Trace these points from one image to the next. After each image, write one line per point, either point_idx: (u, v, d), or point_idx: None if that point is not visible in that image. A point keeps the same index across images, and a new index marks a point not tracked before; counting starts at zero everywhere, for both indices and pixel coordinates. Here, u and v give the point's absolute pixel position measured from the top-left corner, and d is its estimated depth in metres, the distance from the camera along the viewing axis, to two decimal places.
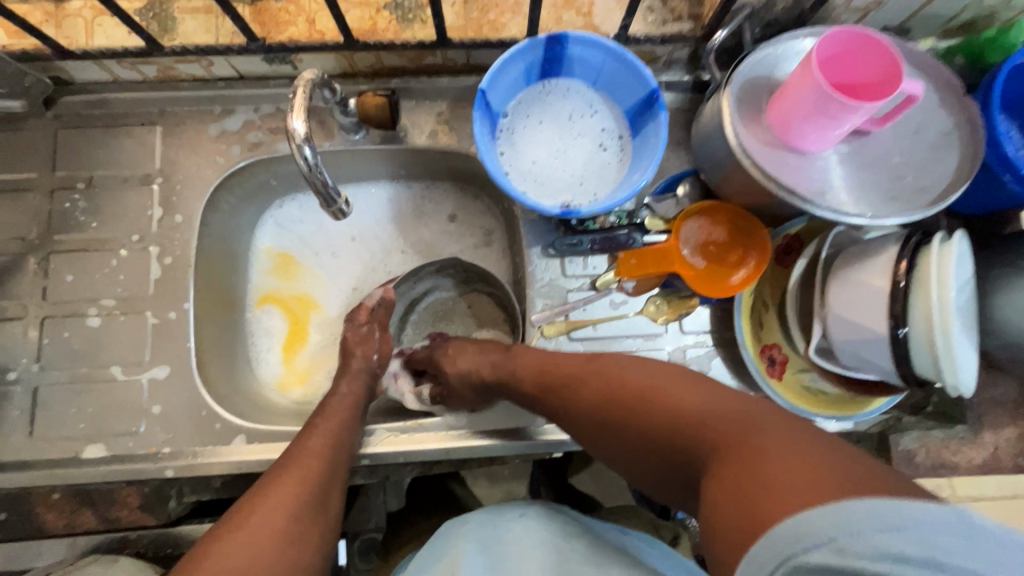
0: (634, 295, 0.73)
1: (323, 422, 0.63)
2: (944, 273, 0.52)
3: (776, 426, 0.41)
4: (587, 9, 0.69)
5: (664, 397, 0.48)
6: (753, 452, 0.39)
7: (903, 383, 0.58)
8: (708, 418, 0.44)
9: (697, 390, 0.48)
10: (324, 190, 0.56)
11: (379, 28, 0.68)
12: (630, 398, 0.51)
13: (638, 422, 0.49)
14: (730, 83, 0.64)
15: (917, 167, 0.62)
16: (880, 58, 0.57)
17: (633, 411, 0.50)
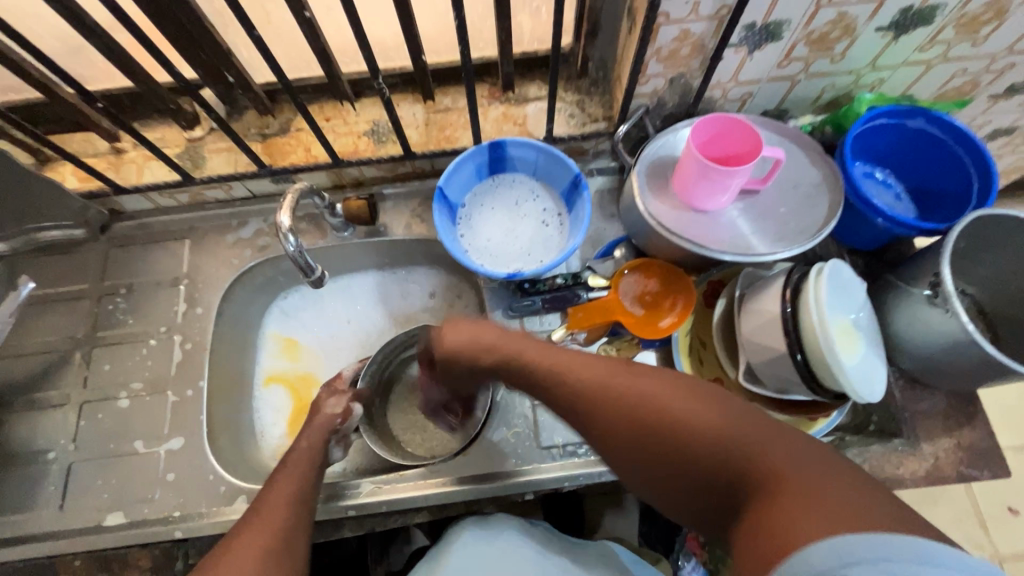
0: (587, 344, 0.83)
1: (292, 464, 0.71)
2: (816, 311, 0.63)
3: (825, 469, 0.42)
4: (521, 120, 0.88)
5: (694, 420, 0.48)
6: (793, 497, 0.41)
7: (817, 394, 0.66)
8: (736, 442, 0.46)
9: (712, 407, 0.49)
10: (304, 265, 0.71)
11: (359, 149, 0.87)
12: (636, 409, 0.51)
13: (673, 447, 0.48)
14: (637, 163, 0.80)
15: (798, 214, 0.75)
16: (748, 134, 0.72)
17: (659, 433, 0.49)
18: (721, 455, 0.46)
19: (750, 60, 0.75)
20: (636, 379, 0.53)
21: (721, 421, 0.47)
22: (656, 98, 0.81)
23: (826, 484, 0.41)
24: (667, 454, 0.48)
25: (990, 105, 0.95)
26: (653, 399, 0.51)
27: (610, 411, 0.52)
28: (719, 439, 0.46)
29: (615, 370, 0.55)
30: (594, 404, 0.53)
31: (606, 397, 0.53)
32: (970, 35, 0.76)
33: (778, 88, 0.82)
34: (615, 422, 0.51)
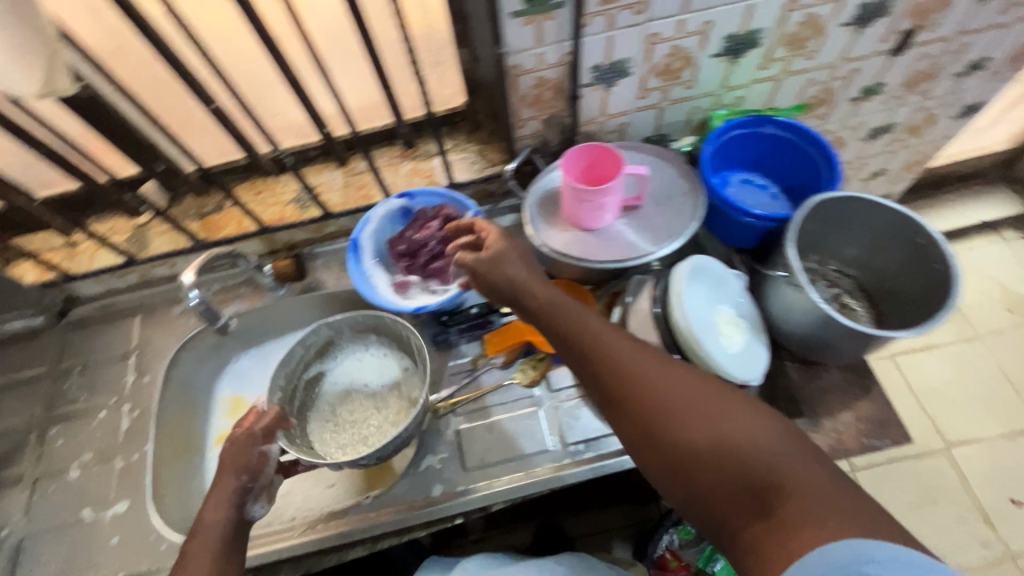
0: (505, 366, 0.88)
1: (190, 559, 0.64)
2: (678, 305, 0.70)
3: (829, 483, 0.50)
4: (429, 173, 0.98)
5: (733, 424, 0.53)
6: (801, 512, 0.48)
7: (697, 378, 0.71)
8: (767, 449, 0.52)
9: (750, 418, 0.54)
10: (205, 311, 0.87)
11: (286, 215, 0.97)
12: (678, 407, 0.55)
13: (705, 443, 0.53)
14: (528, 196, 0.88)
15: (671, 220, 0.83)
16: (611, 159, 0.82)
17: (697, 426, 0.54)
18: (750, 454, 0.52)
19: (610, 95, 0.86)
20: (683, 372, 0.58)
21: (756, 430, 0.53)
22: (539, 138, 0.91)
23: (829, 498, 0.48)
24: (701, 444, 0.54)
25: (856, 107, 1.04)
26: (694, 390, 0.56)
27: (651, 395, 0.57)
28: (742, 434, 0.53)
29: (663, 359, 0.59)
30: (634, 389, 0.58)
31: (649, 378, 0.58)
32: (800, 50, 0.86)
33: (648, 117, 0.92)
34: (654, 401, 0.56)
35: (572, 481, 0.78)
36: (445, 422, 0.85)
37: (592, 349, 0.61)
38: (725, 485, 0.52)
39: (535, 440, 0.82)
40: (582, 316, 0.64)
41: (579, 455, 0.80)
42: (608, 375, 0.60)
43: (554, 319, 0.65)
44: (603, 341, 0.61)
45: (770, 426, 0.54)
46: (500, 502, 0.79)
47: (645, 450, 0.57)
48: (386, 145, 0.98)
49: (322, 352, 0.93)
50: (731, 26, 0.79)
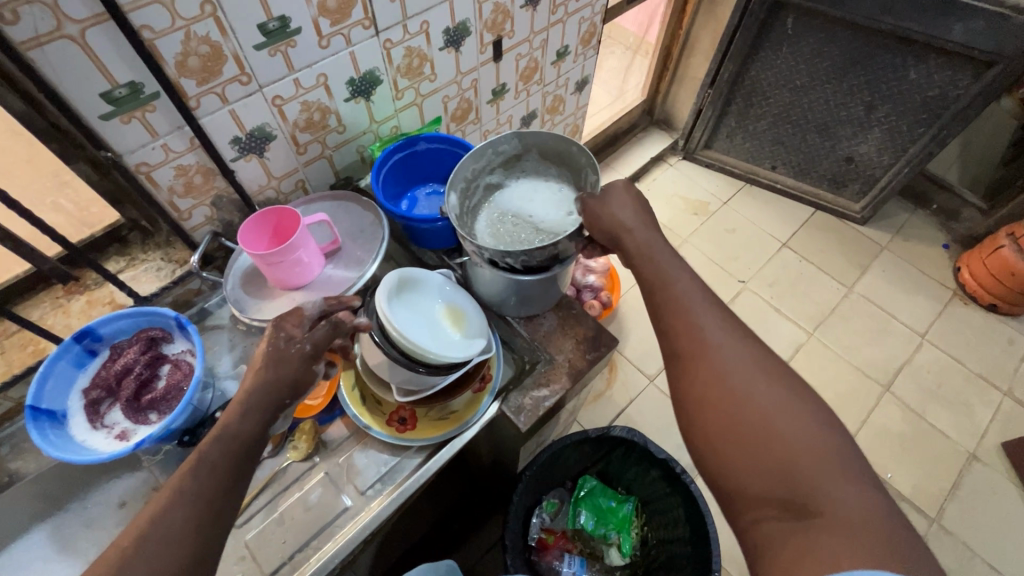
0: (274, 452, 0.83)
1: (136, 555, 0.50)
2: (392, 326, 0.75)
3: (860, 495, 0.53)
4: (109, 297, 0.88)
5: (777, 427, 0.57)
6: (821, 528, 0.51)
7: (426, 374, 0.78)
8: (804, 456, 0.55)
9: (802, 421, 0.57)
10: None
11: None
12: (726, 399, 0.60)
13: (746, 433, 0.58)
14: (226, 276, 0.89)
15: (369, 248, 0.90)
16: (288, 218, 0.85)
17: (735, 415, 0.59)
18: (784, 456, 0.55)
19: (267, 161, 0.89)
20: (753, 365, 0.62)
21: (799, 433, 0.56)
22: (218, 221, 0.90)
23: (853, 514, 0.52)
24: (741, 435, 0.58)
25: (497, 107, 1.27)
26: (754, 391, 0.60)
27: (719, 407, 0.60)
28: (795, 441, 0.56)
29: (743, 361, 0.62)
30: (710, 397, 0.61)
31: (729, 383, 0.61)
32: (420, 76, 1.01)
33: (319, 168, 0.98)
34: (717, 414, 0.60)
35: (377, 522, 0.77)
36: (230, 541, 0.77)
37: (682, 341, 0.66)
38: (760, 485, 0.56)
39: (329, 506, 0.80)
40: (674, 282, 0.70)
41: (378, 493, 0.81)
42: (688, 384, 0.64)
43: (660, 299, 0.70)
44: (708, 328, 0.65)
45: (819, 435, 0.56)
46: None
47: (706, 457, 0.62)
48: (43, 289, 0.86)
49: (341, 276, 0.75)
50: (346, 74, 0.88)
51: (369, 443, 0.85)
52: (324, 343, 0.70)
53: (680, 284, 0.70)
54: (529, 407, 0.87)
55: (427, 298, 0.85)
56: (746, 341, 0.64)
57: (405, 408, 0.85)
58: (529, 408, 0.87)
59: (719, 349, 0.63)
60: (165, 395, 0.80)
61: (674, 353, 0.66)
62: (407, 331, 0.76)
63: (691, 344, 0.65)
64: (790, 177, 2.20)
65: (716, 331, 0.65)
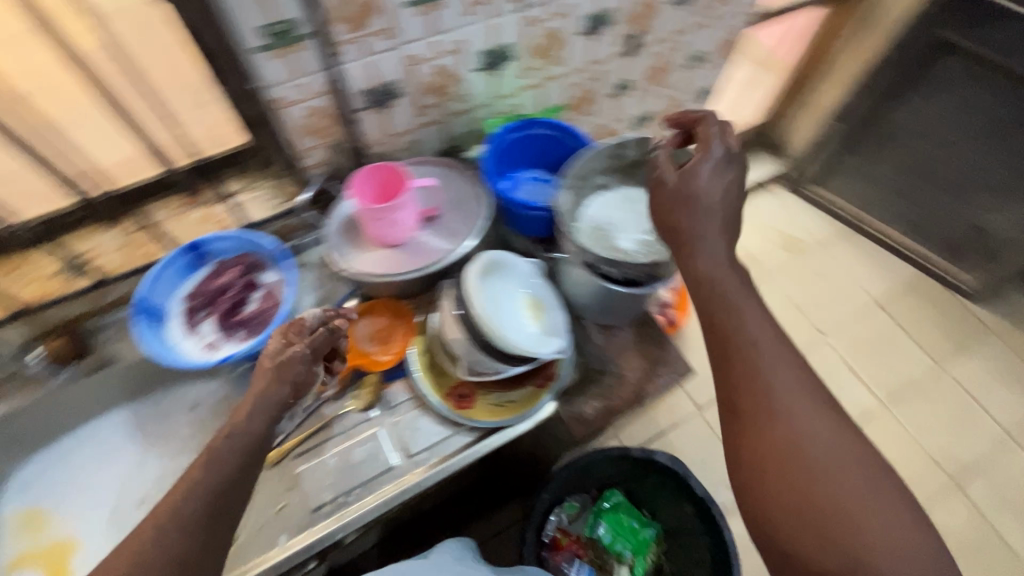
0: (338, 395, 0.86)
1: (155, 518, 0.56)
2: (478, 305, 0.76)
3: None
4: (220, 216, 0.93)
5: (857, 513, 0.53)
6: None
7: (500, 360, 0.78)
8: (883, 550, 0.51)
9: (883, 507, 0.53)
10: None
11: (52, 289, 0.85)
12: (799, 469, 0.55)
13: (819, 514, 0.54)
14: (326, 220, 0.91)
15: (466, 223, 0.90)
16: (396, 178, 0.86)
17: (805, 490, 0.55)
18: (862, 546, 0.52)
19: (387, 117, 0.90)
20: (826, 433, 0.57)
21: (878, 519, 0.52)
22: (329, 166, 0.93)
23: None
24: (813, 514, 0.54)
25: (615, 102, 1.22)
26: (829, 464, 0.55)
27: (784, 475, 0.56)
28: (872, 529, 0.52)
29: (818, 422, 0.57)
30: (777, 466, 0.56)
31: (800, 448, 0.56)
32: (550, 59, 0.99)
33: (432, 132, 0.99)
34: (781, 482, 0.56)
35: (419, 487, 0.80)
36: (282, 469, 0.81)
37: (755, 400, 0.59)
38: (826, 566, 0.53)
39: (378, 461, 0.82)
40: (742, 305, 0.63)
41: (425, 461, 0.82)
42: (751, 445, 0.58)
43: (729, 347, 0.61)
44: (786, 385, 0.59)
45: (899, 519, 0.53)
46: (351, 530, 0.78)
47: (760, 518, 0.58)
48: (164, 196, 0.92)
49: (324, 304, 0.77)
50: (480, 44, 0.87)
51: (424, 411, 0.86)
52: (322, 346, 0.75)
53: (753, 332, 0.61)
54: (587, 416, 0.86)
55: (512, 282, 0.84)
56: (820, 402, 0.59)
57: (465, 386, 0.86)
58: (587, 417, 0.86)
59: (794, 413, 0.58)
60: (253, 320, 0.85)
61: (736, 413, 0.60)
62: (490, 313, 0.76)
63: (762, 403, 0.58)
64: (903, 233, 2.00)
65: (790, 388, 0.59)
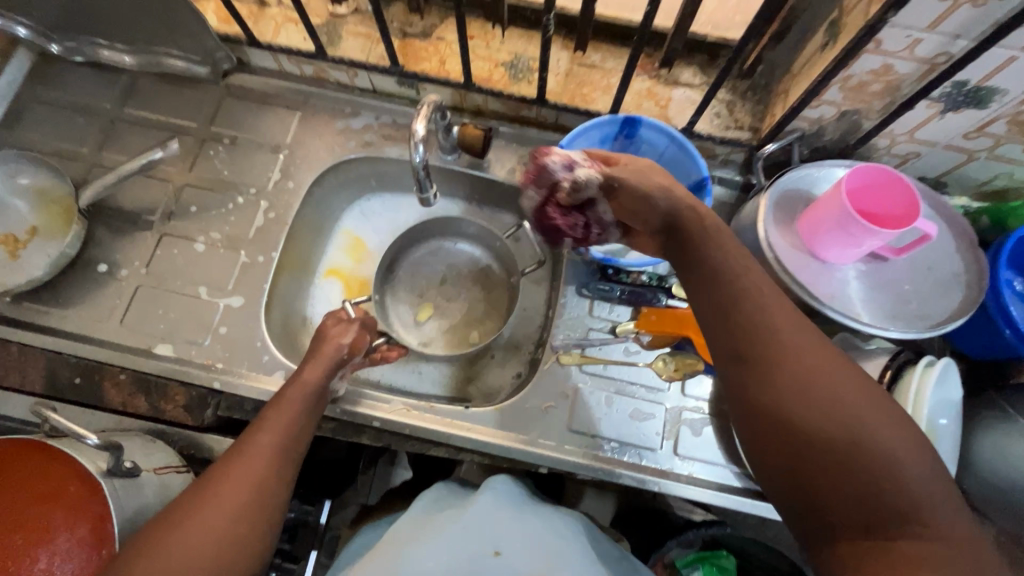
0: (648, 348, 0.80)
1: (255, 455, 0.60)
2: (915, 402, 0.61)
3: (922, 468, 0.48)
4: (664, 102, 0.82)
5: (812, 377, 0.51)
6: (902, 496, 0.47)
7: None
8: (835, 416, 0.50)
9: (819, 362, 0.52)
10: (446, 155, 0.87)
11: (493, 78, 0.84)
12: (806, 358, 0.52)
13: (784, 387, 0.51)
14: (770, 188, 0.74)
15: (924, 297, 0.69)
16: (903, 196, 0.66)
17: (792, 364, 0.52)
18: (806, 398, 0.51)
19: (938, 120, 0.68)
20: (776, 302, 0.54)
21: (824, 382, 0.51)
22: (816, 126, 0.74)
23: (917, 479, 0.48)
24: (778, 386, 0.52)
25: None
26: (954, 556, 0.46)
27: (857, 448, 0.49)
28: (866, 412, 0.50)
29: (888, 423, 0.50)
30: (835, 431, 0.49)
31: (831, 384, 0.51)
32: None
33: (952, 158, 0.74)
34: (799, 347, 0.52)
35: (667, 490, 0.75)
36: (566, 372, 0.80)
37: (835, 423, 0.49)
38: (839, 441, 0.49)
39: (646, 435, 0.77)
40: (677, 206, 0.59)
41: (685, 470, 0.76)
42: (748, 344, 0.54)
43: (766, 330, 0.53)
44: (883, 437, 0.49)
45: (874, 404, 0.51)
46: (590, 475, 0.76)
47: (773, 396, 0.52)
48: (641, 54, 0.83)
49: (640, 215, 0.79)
50: None
51: (717, 427, 0.78)
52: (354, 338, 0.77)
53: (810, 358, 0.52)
54: None
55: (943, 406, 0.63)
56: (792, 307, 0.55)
57: None
58: None
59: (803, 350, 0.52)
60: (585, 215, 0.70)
61: (781, 431, 0.51)
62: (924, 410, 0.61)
63: (820, 372, 0.51)
64: None
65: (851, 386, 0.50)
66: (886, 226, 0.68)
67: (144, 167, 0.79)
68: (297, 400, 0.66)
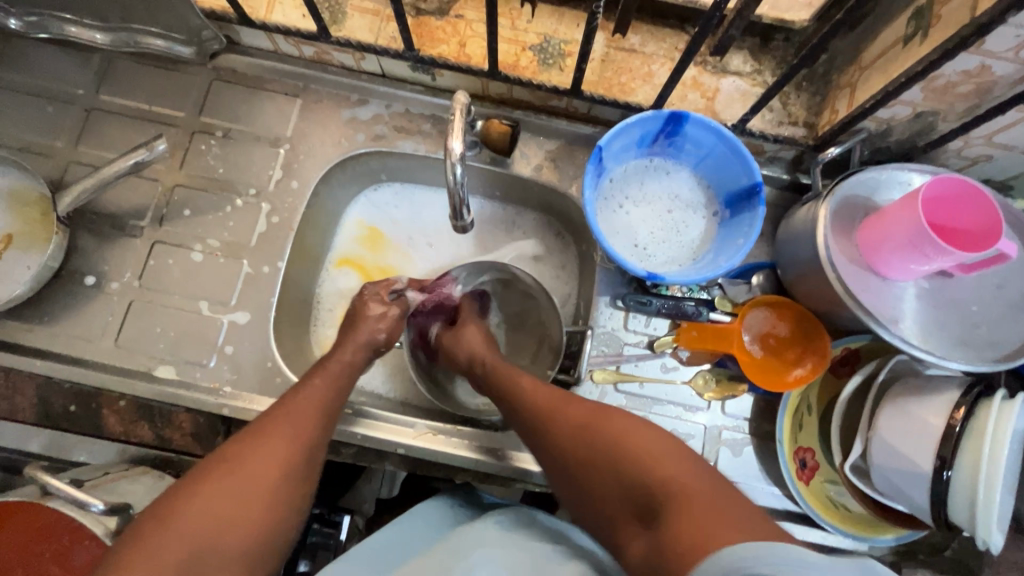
0: (686, 364, 0.76)
1: (306, 400, 0.62)
2: (997, 443, 0.54)
3: (709, 491, 0.48)
4: (711, 94, 0.74)
5: (595, 429, 0.55)
6: (684, 501, 0.47)
7: (933, 523, 0.60)
8: (619, 462, 0.52)
9: (590, 413, 0.57)
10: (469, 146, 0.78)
11: (520, 64, 0.74)
12: (579, 417, 0.57)
13: (574, 460, 0.55)
14: (830, 195, 0.67)
15: (993, 320, 0.64)
16: (983, 211, 0.59)
17: (566, 431, 0.57)
18: (599, 458, 0.54)
19: None
20: (550, 390, 0.62)
21: (595, 427, 0.55)
22: (883, 127, 0.67)
23: (695, 490, 0.48)
24: (579, 461, 0.55)
25: None
26: (725, 505, 0.46)
27: (644, 483, 0.50)
28: (627, 443, 0.53)
29: (642, 440, 0.53)
30: (626, 481, 0.52)
31: (590, 432, 0.55)
32: None
33: None
34: (558, 418, 0.58)
35: None
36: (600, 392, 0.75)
37: (592, 429, 0.56)
38: (625, 486, 0.52)
39: None
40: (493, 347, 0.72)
41: None
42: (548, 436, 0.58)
43: (502, 397, 0.65)
44: (623, 435, 0.54)
45: (620, 421, 0.55)
46: None
47: (578, 475, 0.55)
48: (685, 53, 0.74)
49: (668, 212, 0.75)
50: None
51: (760, 449, 0.74)
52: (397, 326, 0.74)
53: (559, 404, 0.59)
54: None
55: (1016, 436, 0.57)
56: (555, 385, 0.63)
57: (814, 457, 0.72)
58: None
59: (571, 410, 0.58)
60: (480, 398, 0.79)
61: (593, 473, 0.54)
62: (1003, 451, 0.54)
63: (583, 428, 0.56)
64: None
65: (604, 412, 0.56)
66: (959, 243, 0.62)
67: (127, 171, 0.69)
68: (335, 374, 0.65)
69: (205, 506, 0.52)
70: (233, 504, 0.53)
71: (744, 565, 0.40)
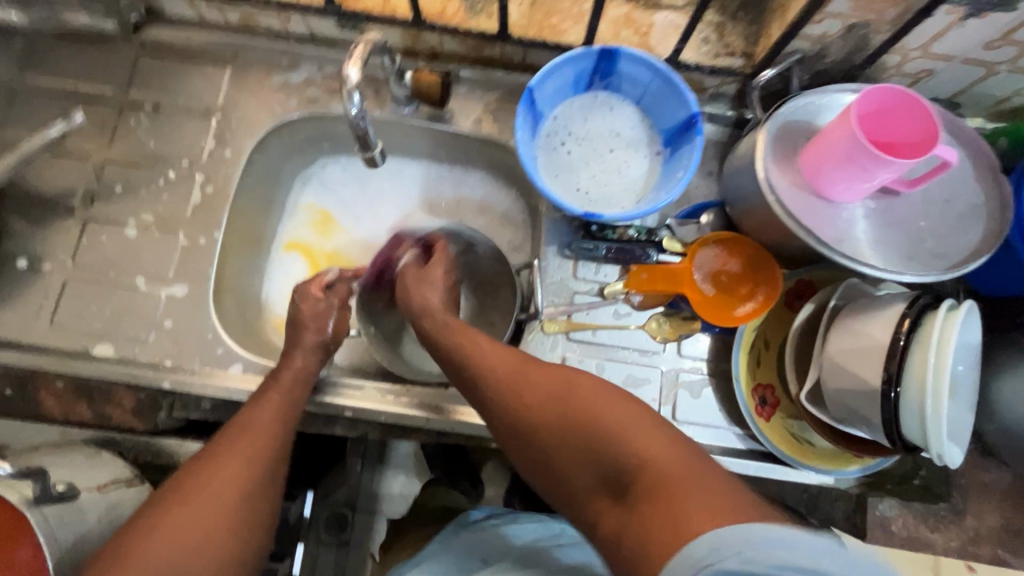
0: (639, 309, 0.74)
1: (261, 418, 0.60)
2: (941, 354, 0.52)
3: (705, 473, 0.44)
4: (645, 30, 0.72)
5: (578, 404, 0.50)
6: (672, 482, 0.43)
7: (891, 445, 0.58)
8: (593, 437, 0.49)
9: (573, 386, 0.52)
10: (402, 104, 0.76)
11: (447, 13, 0.72)
12: (550, 392, 0.52)
13: (546, 439, 0.51)
14: (768, 120, 0.66)
15: (940, 234, 0.63)
16: (920, 120, 0.58)
17: (544, 408, 0.51)
18: (576, 435, 0.49)
19: (958, 29, 0.59)
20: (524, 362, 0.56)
21: (583, 402, 0.50)
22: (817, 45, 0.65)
23: (683, 475, 0.44)
24: (539, 438, 0.52)
25: None
26: (703, 481, 0.43)
27: (611, 457, 0.48)
28: (604, 424, 0.49)
29: (617, 408, 0.50)
30: (598, 455, 0.48)
31: (572, 406, 0.50)
32: None
33: (968, 74, 0.66)
34: (532, 392, 0.53)
35: None
36: (553, 342, 0.73)
37: (562, 397, 0.51)
38: (586, 457, 0.49)
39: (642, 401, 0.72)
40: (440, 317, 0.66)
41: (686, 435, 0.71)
42: (511, 413, 0.54)
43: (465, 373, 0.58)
44: (600, 409, 0.50)
45: (615, 405, 0.49)
46: None
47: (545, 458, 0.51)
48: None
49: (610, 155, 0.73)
50: None
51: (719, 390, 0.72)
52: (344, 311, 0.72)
53: (521, 372, 0.55)
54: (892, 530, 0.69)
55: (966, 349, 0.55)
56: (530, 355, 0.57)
57: (774, 393, 0.70)
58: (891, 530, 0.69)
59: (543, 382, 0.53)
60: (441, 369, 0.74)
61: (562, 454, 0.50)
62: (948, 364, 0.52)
63: (562, 402, 0.51)
64: None
65: (586, 385, 0.51)
66: (899, 156, 0.60)
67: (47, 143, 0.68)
68: (289, 384, 0.64)
69: (173, 546, 0.50)
70: (202, 539, 0.51)
71: (717, 548, 0.38)
